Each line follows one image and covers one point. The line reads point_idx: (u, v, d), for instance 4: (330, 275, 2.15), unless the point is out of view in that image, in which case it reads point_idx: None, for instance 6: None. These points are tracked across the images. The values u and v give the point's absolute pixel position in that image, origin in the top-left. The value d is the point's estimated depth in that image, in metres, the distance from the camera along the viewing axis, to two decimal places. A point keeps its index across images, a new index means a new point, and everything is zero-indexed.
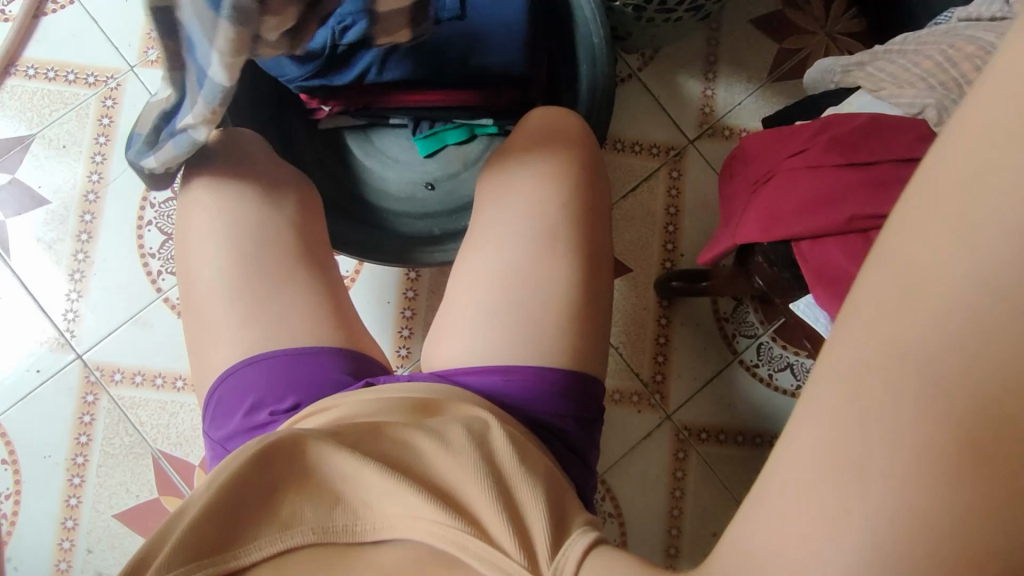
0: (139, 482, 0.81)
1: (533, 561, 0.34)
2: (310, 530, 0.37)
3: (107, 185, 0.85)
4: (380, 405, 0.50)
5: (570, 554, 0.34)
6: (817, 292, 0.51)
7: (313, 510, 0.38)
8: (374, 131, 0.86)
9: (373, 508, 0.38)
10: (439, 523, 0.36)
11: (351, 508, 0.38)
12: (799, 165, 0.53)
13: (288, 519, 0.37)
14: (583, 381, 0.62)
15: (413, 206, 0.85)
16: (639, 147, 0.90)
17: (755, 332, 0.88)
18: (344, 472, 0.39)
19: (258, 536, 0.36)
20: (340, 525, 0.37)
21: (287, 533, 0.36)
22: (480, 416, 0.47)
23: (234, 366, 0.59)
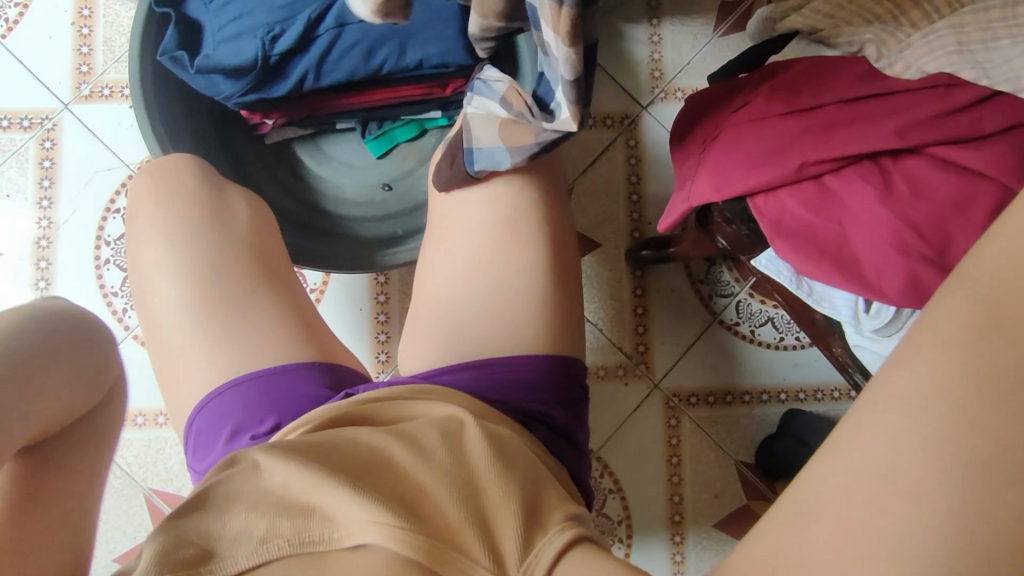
0: (135, 523, 0.80)
1: (500, 564, 0.36)
2: (286, 543, 0.37)
3: (58, 229, 0.83)
4: (353, 420, 0.49)
5: (540, 558, 0.36)
6: (778, 245, 0.50)
7: (289, 523, 0.37)
8: (322, 139, 0.84)
9: (346, 514, 0.37)
10: (411, 534, 0.36)
11: (326, 515, 0.38)
12: (744, 120, 0.52)
13: (264, 533, 0.37)
14: (561, 364, 0.62)
15: (372, 209, 0.84)
16: (592, 120, 0.89)
17: (731, 290, 0.87)
18: (317, 482, 0.39)
19: (233, 554, 0.37)
20: (315, 535, 0.37)
21: (264, 547, 0.37)
22: (455, 412, 0.48)
23: (206, 396, 0.58)
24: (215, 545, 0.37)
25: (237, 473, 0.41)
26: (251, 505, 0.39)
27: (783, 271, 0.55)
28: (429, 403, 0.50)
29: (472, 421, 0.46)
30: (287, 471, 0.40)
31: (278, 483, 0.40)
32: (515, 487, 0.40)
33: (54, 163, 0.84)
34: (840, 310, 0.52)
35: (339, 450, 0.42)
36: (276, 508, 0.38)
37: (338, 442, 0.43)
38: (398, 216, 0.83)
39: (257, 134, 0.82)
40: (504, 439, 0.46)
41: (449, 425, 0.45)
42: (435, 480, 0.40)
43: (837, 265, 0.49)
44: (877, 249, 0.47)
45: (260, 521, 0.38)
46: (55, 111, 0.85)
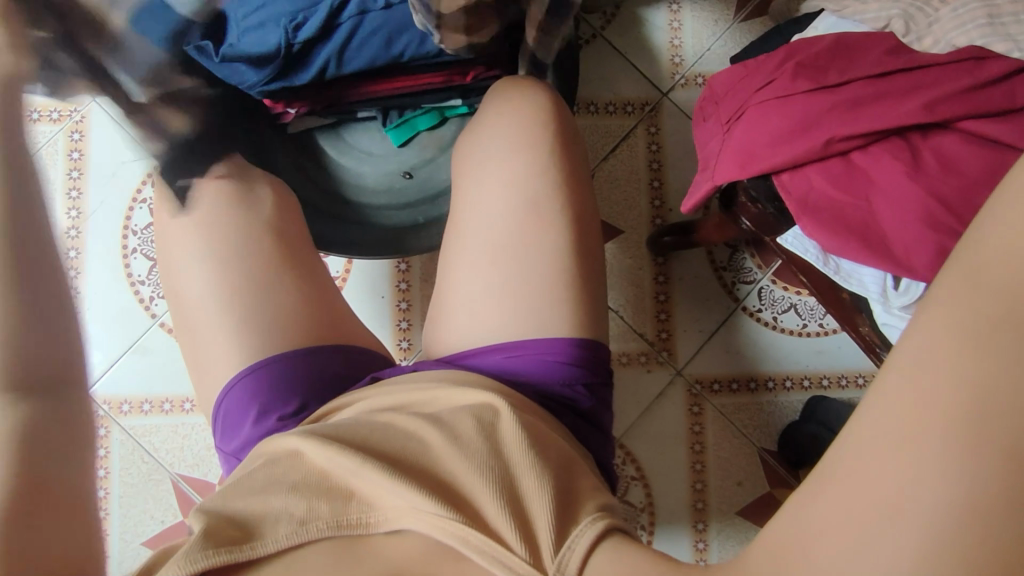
0: (163, 507, 0.81)
1: (535, 553, 0.34)
2: (325, 526, 0.37)
3: (86, 218, 0.85)
4: (388, 398, 0.50)
5: (574, 548, 0.34)
6: (803, 223, 0.50)
7: (329, 506, 0.38)
8: (345, 129, 0.85)
9: (385, 499, 0.38)
10: (447, 517, 0.36)
11: (365, 501, 0.39)
12: (768, 97, 0.51)
13: (303, 515, 0.37)
14: (590, 348, 0.62)
15: (393, 197, 0.85)
16: (612, 107, 0.89)
17: (753, 277, 0.87)
18: (357, 466, 0.39)
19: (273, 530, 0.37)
20: (353, 519, 0.38)
21: (303, 527, 0.37)
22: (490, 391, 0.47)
23: (234, 378, 0.58)
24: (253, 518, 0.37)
25: (280, 457, 0.43)
26: (292, 485, 0.40)
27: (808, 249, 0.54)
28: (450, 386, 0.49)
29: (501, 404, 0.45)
30: (327, 455, 0.41)
31: (320, 464, 0.41)
32: (551, 476, 0.39)
33: (82, 155, 0.86)
34: (867, 287, 0.50)
35: (374, 436, 0.43)
36: (316, 490, 0.39)
37: (373, 429, 0.44)
38: (420, 203, 0.84)
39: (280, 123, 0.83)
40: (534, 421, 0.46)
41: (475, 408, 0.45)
42: (470, 465, 0.40)
43: (865, 242, 0.48)
44: (905, 223, 0.47)
45: (298, 501, 0.38)
46: (82, 104, 0.86)
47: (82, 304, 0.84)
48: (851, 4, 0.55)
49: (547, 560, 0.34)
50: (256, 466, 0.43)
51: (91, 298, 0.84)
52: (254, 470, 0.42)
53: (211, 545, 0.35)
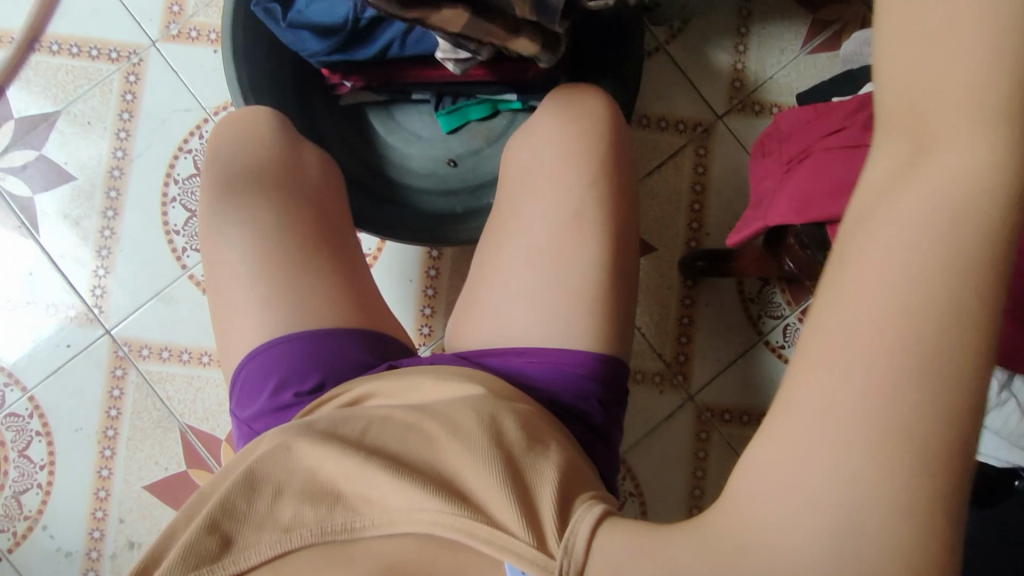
0: (167, 455, 0.82)
1: (541, 537, 0.33)
2: (309, 532, 0.36)
3: (131, 161, 0.85)
4: (403, 385, 0.49)
5: (577, 532, 0.32)
6: None
7: (314, 510, 0.37)
8: (396, 108, 0.85)
9: (376, 504, 0.37)
10: (449, 513, 0.35)
11: (352, 505, 0.37)
12: (835, 146, 0.50)
13: (289, 521, 0.37)
14: (612, 365, 0.61)
15: (435, 183, 0.85)
16: (665, 123, 0.88)
17: (780, 312, 0.86)
18: (357, 465, 0.38)
19: (257, 543, 0.36)
20: (338, 525, 0.37)
21: (287, 536, 0.36)
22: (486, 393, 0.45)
23: (258, 347, 0.59)
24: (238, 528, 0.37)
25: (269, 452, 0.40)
26: (278, 492, 0.38)
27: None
28: (461, 383, 0.48)
29: (499, 401, 0.44)
30: (321, 456, 0.39)
31: (309, 464, 0.40)
32: (553, 462, 0.38)
33: (135, 98, 0.86)
34: None
35: (371, 434, 0.41)
36: (304, 494, 0.38)
37: (370, 426, 0.42)
38: (460, 192, 0.85)
39: (334, 96, 0.83)
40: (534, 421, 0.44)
41: (479, 401, 0.44)
42: (470, 454, 0.38)
43: None
44: None
45: (285, 506, 0.38)
46: (142, 47, 0.86)
47: (116, 245, 0.85)
48: None
49: (554, 543, 0.32)
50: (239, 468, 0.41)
51: (126, 240, 0.85)
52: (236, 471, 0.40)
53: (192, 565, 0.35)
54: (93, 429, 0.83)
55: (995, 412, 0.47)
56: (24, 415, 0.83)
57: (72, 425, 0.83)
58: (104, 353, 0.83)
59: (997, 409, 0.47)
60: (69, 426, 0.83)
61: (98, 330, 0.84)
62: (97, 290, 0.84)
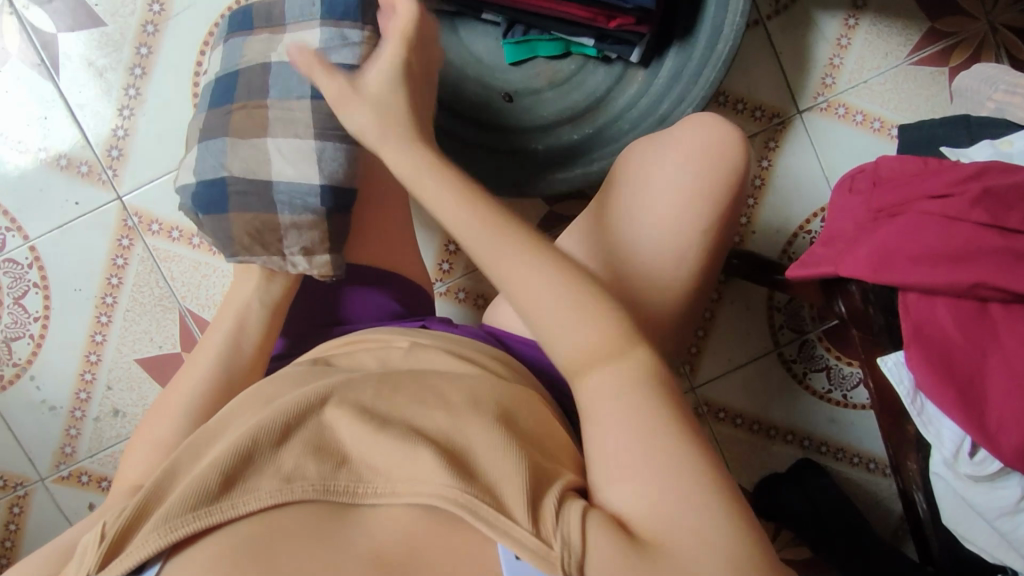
0: (163, 334, 0.81)
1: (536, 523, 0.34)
2: (312, 486, 0.36)
3: (168, 18, 0.79)
4: (442, 364, 0.50)
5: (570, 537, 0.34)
6: (907, 351, 0.47)
7: (317, 467, 0.37)
8: (462, 22, 0.78)
9: (380, 474, 0.37)
10: (450, 486, 0.35)
11: (357, 471, 0.38)
12: (935, 212, 0.47)
13: (290, 472, 0.37)
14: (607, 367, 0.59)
15: (488, 115, 0.79)
16: (741, 106, 0.81)
17: (804, 329, 0.84)
18: (367, 432, 0.39)
19: (253, 488, 0.36)
20: (341, 486, 0.37)
21: (287, 487, 0.36)
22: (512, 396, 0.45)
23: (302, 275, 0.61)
24: (243, 472, 0.36)
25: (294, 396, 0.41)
26: (283, 438, 0.38)
27: (902, 379, 0.48)
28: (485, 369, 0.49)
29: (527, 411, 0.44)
30: (343, 425, 0.39)
31: (327, 423, 0.40)
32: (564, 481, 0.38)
33: None
34: (942, 442, 0.48)
35: (384, 401, 0.42)
36: (307, 448, 0.38)
37: (388, 390, 0.43)
38: (510, 130, 0.79)
39: None
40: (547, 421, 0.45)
41: (513, 403, 0.44)
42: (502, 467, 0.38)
43: (960, 398, 0.45)
44: (1009, 397, 0.45)
45: (288, 456, 0.37)
46: None
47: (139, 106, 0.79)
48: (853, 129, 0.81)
49: (551, 534, 0.34)
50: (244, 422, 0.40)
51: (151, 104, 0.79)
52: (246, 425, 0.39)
53: (191, 507, 0.35)
54: (92, 292, 0.81)
55: (1006, 517, 0.46)
56: (24, 263, 0.81)
57: (70, 285, 0.81)
58: (112, 219, 0.80)
59: (1010, 516, 0.46)
60: (68, 285, 0.81)
61: (110, 193, 0.80)
62: (113, 152, 0.79)
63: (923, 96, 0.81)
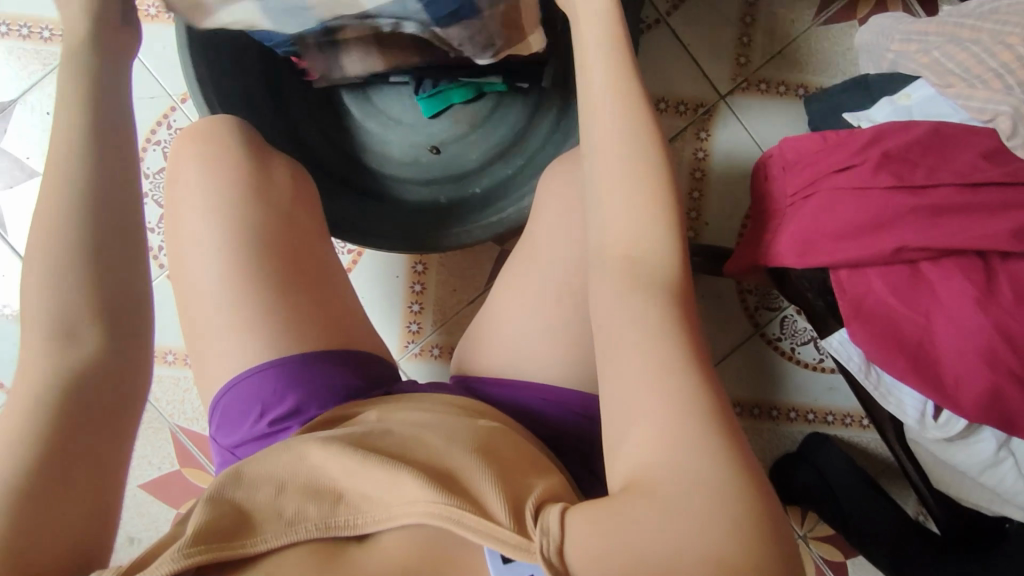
0: (160, 454, 0.83)
1: (518, 521, 0.34)
2: (312, 526, 0.38)
3: None
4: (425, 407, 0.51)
5: (547, 529, 0.33)
6: (852, 327, 0.47)
7: (316, 508, 0.39)
8: (373, 89, 0.79)
9: (375, 501, 0.39)
10: (436, 501, 0.36)
11: (353, 503, 0.39)
12: (843, 186, 0.47)
13: (293, 515, 0.38)
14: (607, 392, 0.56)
15: (418, 171, 0.80)
16: (664, 104, 0.82)
17: (778, 305, 0.84)
18: (356, 466, 0.40)
19: (262, 532, 0.37)
20: (341, 520, 0.38)
21: (292, 529, 0.38)
22: (491, 425, 0.46)
23: (240, 375, 0.56)
24: (252, 520, 0.38)
25: (289, 454, 0.42)
26: (281, 487, 0.40)
27: (852, 356, 0.49)
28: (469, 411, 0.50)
29: (504, 436, 0.45)
30: (332, 459, 0.41)
31: (315, 463, 0.41)
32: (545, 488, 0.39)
33: None
34: (906, 411, 0.48)
35: (376, 443, 0.43)
36: (304, 491, 0.40)
37: (372, 435, 0.44)
38: (444, 182, 0.80)
39: (306, 80, 0.78)
40: (522, 447, 0.45)
41: (490, 431, 0.45)
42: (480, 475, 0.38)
43: (912, 364, 0.45)
44: (958, 353, 0.44)
45: (289, 500, 0.39)
46: None
47: None
48: (778, 103, 0.81)
49: (532, 527, 0.34)
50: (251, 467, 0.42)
51: None
52: (245, 478, 0.41)
53: (197, 543, 0.36)
54: None
55: (989, 470, 0.46)
56: None
57: None
58: None
59: (992, 468, 0.46)
60: None
61: None
62: None
63: (840, 52, 0.81)
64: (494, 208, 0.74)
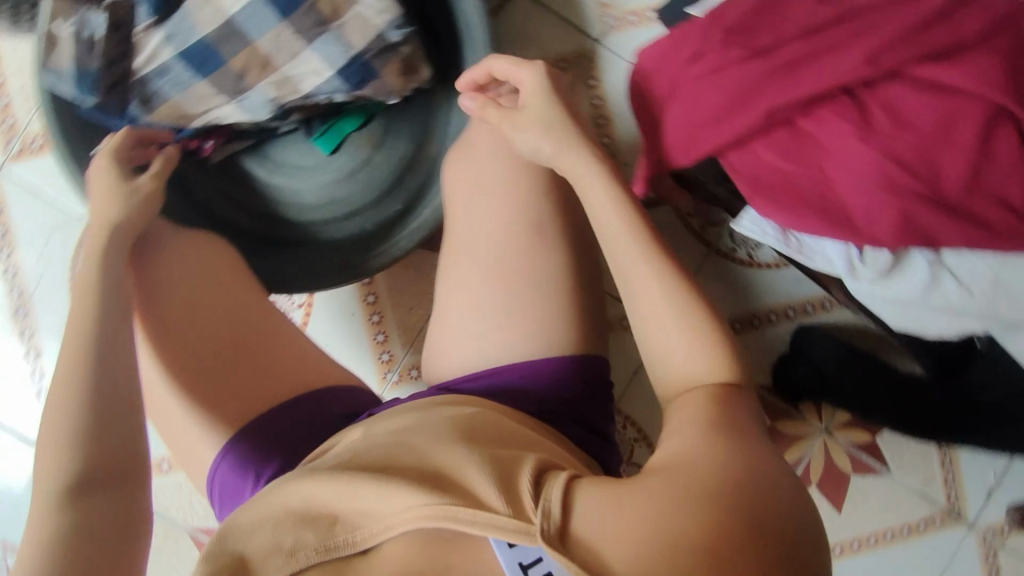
0: (187, 560, 0.83)
1: (513, 505, 0.39)
2: (314, 550, 0.42)
3: (30, 296, 0.83)
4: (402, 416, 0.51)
5: (549, 499, 0.38)
6: (757, 202, 0.47)
7: (315, 533, 0.43)
8: (268, 145, 0.80)
9: (369, 517, 0.42)
10: (430, 504, 0.40)
11: (349, 522, 0.43)
12: (701, 74, 0.47)
13: (292, 546, 0.43)
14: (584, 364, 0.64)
15: (336, 208, 0.81)
16: (546, 66, 0.83)
17: (722, 217, 0.84)
18: (352, 484, 0.44)
19: (272, 563, 0.42)
20: (340, 540, 0.42)
21: (293, 557, 0.42)
22: (475, 413, 0.50)
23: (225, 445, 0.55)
24: (252, 563, 0.43)
25: (288, 486, 0.46)
26: (278, 521, 0.45)
27: (766, 229, 0.48)
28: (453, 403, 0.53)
29: (489, 426, 0.48)
30: (325, 486, 0.45)
31: (306, 492, 0.45)
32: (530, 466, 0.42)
33: (7, 230, 0.83)
34: (833, 261, 0.47)
35: (367, 460, 0.46)
36: (299, 519, 0.44)
37: (363, 455, 0.47)
38: (365, 210, 0.80)
39: (201, 158, 0.78)
40: (509, 431, 0.49)
41: (467, 425, 0.48)
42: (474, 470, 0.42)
43: (824, 216, 0.45)
44: (862, 190, 0.44)
45: (289, 531, 0.44)
46: None
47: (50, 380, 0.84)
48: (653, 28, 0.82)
49: (530, 511, 0.38)
50: (250, 510, 0.47)
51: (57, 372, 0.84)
52: (252, 520, 0.46)
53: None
54: None
55: (933, 293, 0.46)
56: None
57: None
58: None
59: (935, 289, 0.46)
60: None
61: None
62: None
63: None
64: (418, 213, 0.75)
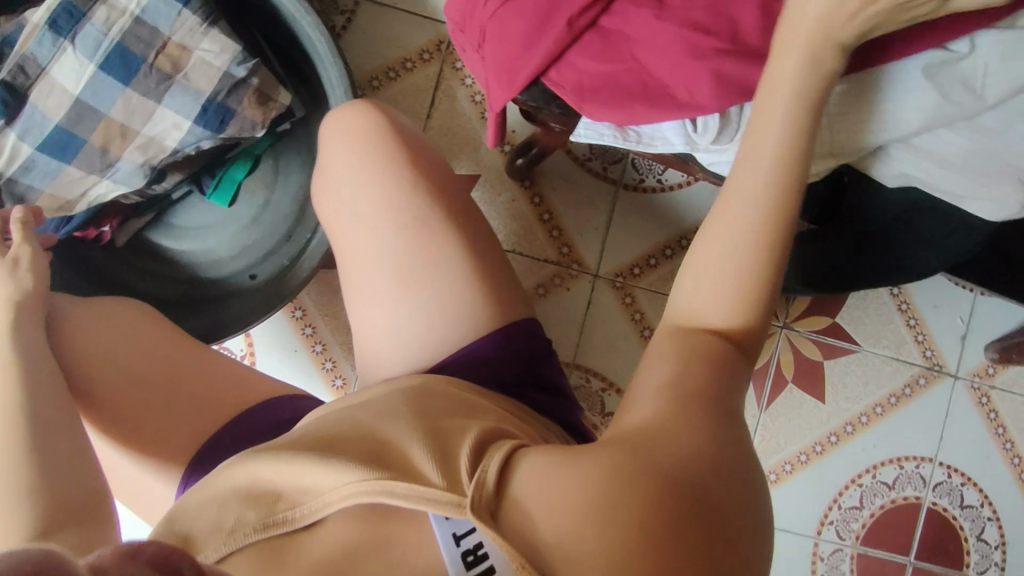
0: None
1: (453, 481, 0.34)
2: (252, 530, 0.36)
3: None
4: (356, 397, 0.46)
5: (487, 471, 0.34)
6: (588, 109, 0.49)
7: (255, 512, 0.37)
8: (169, 214, 0.82)
9: (311, 492, 0.37)
10: (369, 477, 0.35)
11: (291, 499, 0.37)
12: (498, 6, 0.48)
13: (231, 524, 0.37)
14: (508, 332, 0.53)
15: (251, 254, 0.81)
16: (410, 62, 0.84)
17: (620, 154, 0.85)
18: (294, 458, 0.38)
19: (206, 547, 0.36)
20: (279, 517, 0.36)
21: (231, 537, 0.36)
22: (425, 389, 0.45)
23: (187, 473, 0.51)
24: (193, 542, 0.37)
25: (236, 463, 0.40)
26: (223, 503, 0.38)
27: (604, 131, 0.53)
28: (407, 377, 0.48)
29: (440, 402, 0.43)
30: (266, 464, 0.39)
31: (250, 471, 0.39)
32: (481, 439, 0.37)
33: None
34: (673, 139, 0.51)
35: (316, 436, 0.41)
36: (243, 499, 0.38)
37: (313, 432, 0.42)
38: (279, 246, 0.81)
39: (106, 243, 0.79)
40: (464, 402, 0.44)
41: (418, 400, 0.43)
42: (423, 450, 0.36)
43: (650, 102, 0.47)
44: (674, 65, 0.46)
45: (229, 512, 0.37)
46: None
47: None
48: None
49: (464, 484, 0.34)
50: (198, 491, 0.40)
51: None
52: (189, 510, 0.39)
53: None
54: None
55: None
56: None
57: None
58: None
59: None
60: None
61: None
62: None
63: None
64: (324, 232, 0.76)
